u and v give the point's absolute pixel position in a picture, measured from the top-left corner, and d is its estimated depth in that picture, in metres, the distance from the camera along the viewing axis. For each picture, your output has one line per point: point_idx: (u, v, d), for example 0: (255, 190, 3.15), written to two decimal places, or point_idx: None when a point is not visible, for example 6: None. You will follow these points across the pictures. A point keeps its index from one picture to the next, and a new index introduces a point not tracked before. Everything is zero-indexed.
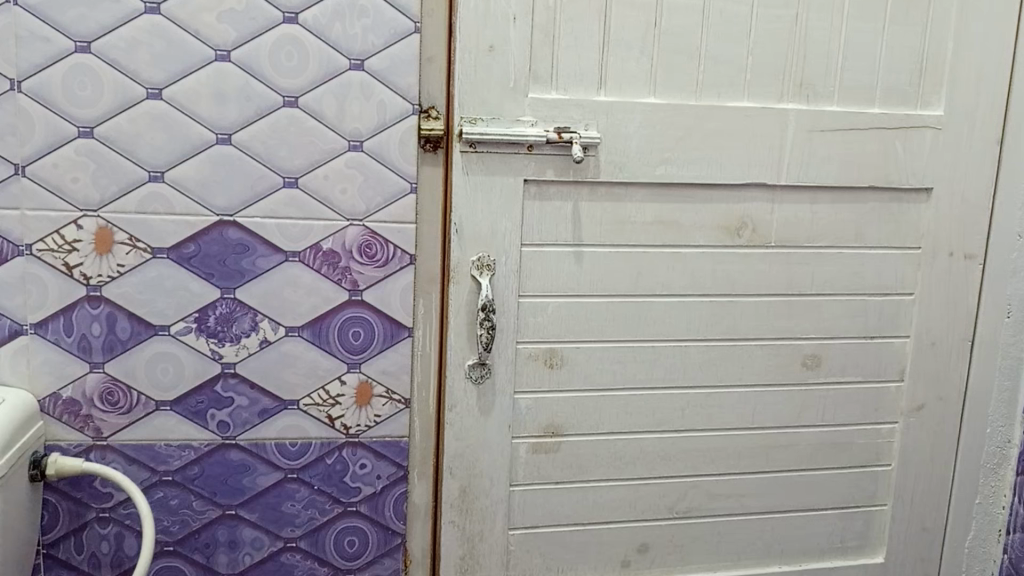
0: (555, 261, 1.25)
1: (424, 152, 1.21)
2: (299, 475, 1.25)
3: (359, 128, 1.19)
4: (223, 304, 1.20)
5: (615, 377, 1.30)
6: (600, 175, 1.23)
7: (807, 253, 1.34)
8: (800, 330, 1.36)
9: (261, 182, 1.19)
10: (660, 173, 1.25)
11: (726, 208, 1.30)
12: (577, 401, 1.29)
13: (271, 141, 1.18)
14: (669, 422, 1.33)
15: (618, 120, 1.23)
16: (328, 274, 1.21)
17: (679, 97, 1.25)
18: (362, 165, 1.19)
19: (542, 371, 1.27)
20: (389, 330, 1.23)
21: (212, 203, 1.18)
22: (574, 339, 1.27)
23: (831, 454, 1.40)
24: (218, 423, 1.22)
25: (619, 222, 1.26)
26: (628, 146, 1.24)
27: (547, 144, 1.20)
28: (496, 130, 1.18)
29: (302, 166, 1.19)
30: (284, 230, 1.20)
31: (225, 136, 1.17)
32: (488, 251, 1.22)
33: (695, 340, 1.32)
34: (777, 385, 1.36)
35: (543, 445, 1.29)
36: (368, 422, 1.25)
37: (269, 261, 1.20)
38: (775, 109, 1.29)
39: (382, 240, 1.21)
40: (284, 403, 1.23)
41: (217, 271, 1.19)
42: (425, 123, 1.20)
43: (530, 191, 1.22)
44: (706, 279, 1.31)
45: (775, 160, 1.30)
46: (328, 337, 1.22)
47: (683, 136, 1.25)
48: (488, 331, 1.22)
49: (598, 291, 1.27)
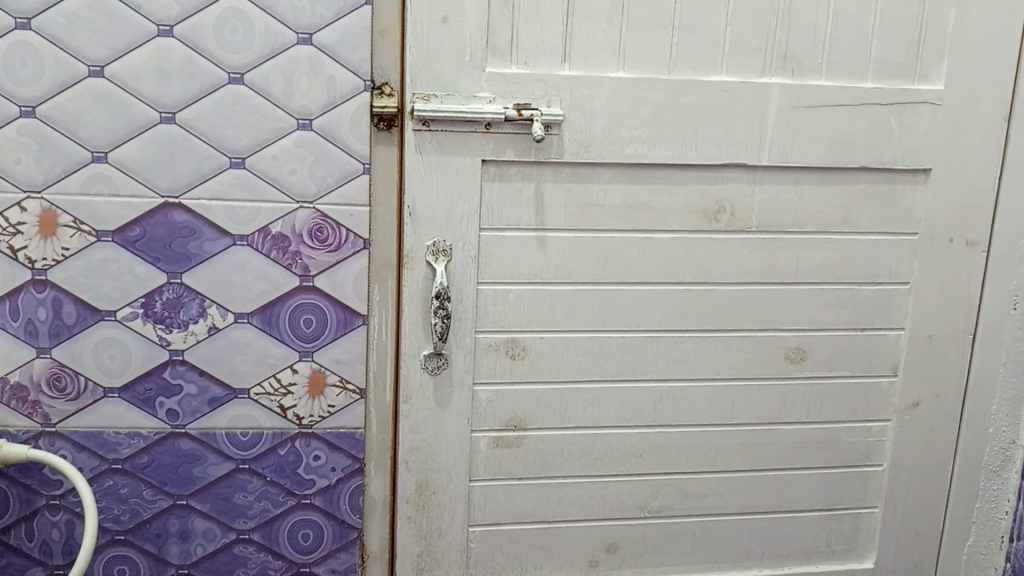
0: (516, 247, 1.18)
1: (377, 130, 1.15)
2: (251, 466, 1.21)
3: (308, 106, 1.13)
4: (170, 290, 1.15)
5: (582, 368, 1.24)
6: (564, 155, 1.16)
7: (791, 239, 1.27)
8: (782, 321, 1.29)
9: (207, 163, 1.13)
10: (629, 154, 1.18)
11: (703, 191, 1.22)
12: (541, 393, 1.23)
13: (217, 120, 1.12)
14: (640, 417, 1.27)
15: (583, 96, 1.15)
16: (278, 259, 1.16)
17: (651, 71, 1.17)
18: (312, 145, 1.14)
19: (503, 362, 1.21)
20: (343, 318, 1.18)
21: (158, 184, 1.13)
22: (538, 329, 1.21)
23: (816, 452, 1.35)
24: (167, 412, 1.18)
25: (585, 205, 1.19)
26: (594, 123, 1.16)
27: (506, 122, 1.13)
28: (451, 107, 1.11)
29: (249, 145, 1.13)
30: (232, 213, 1.14)
31: (170, 114, 1.11)
32: (444, 236, 1.16)
33: (669, 331, 1.25)
34: (757, 380, 1.30)
35: (505, 439, 1.23)
36: (322, 413, 1.20)
37: (216, 245, 1.15)
38: (756, 83, 1.20)
39: (334, 224, 1.16)
40: (234, 392, 1.19)
41: (163, 254, 1.14)
42: (378, 100, 1.13)
43: (489, 172, 1.16)
44: (681, 267, 1.24)
45: (756, 138, 1.21)
46: (279, 323, 1.18)
47: (655, 113, 1.17)
48: (443, 321, 1.16)
49: (563, 279, 1.20)
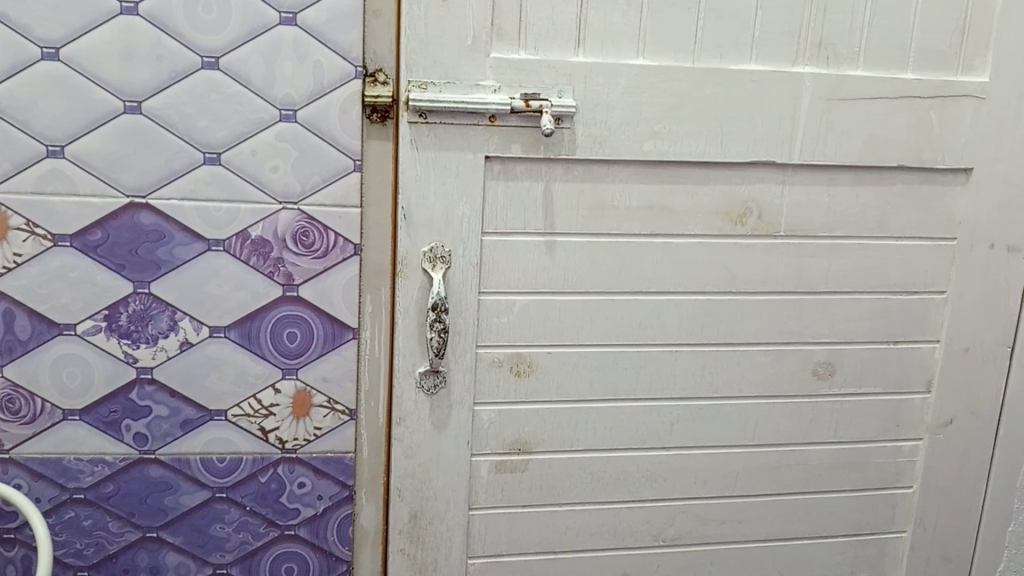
0: (522, 253, 1.07)
1: (370, 122, 1.03)
2: (229, 495, 1.09)
3: (292, 95, 1.00)
4: (137, 300, 1.03)
5: (595, 386, 1.12)
6: (577, 151, 1.04)
7: (821, 245, 1.16)
8: (810, 333, 1.19)
9: (178, 158, 1.00)
10: (648, 150, 1.06)
11: (727, 191, 1.11)
12: (549, 414, 1.12)
13: (189, 110, 0.99)
14: (657, 439, 1.16)
15: (599, 85, 1.03)
16: (259, 266, 1.04)
17: (674, 58, 1.05)
18: (297, 139, 1.02)
19: (507, 380, 1.09)
20: (331, 331, 1.07)
21: (122, 182, 1.00)
22: (546, 343, 1.10)
23: (843, 473, 1.25)
24: (134, 436, 1.06)
25: (598, 206, 1.07)
26: (610, 116, 1.04)
27: (513, 114, 1.01)
28: (451, 98, 0.99)
29: (224, 139, 1.01)
30: (206, 215, 1.02)
31: (135, 103, 0.99)
32: (442, 241, 1.04)
33: (689, 345, 1.14)
34: (783, 397, 1.20)
35: (509, 464, 1.12)
36: (307, 436, 1.09)
37: (188, 250, 1.02)
38: (788, 73, 1.09)
39: (321, 227, 1.04)
40: (209, 414, 1.07)
41: (129, 261, 1.02)
42: (371, 89, 1.01)
43: (493, 169, 1.04)
44: (703, 275, 1.13)
45: (786, 134, 1.11)
46: (260, 338, 1.06)
47: (677, 105, 1.06)
48: (440, 335, 1.04)
49: (574, 288, 1.09)
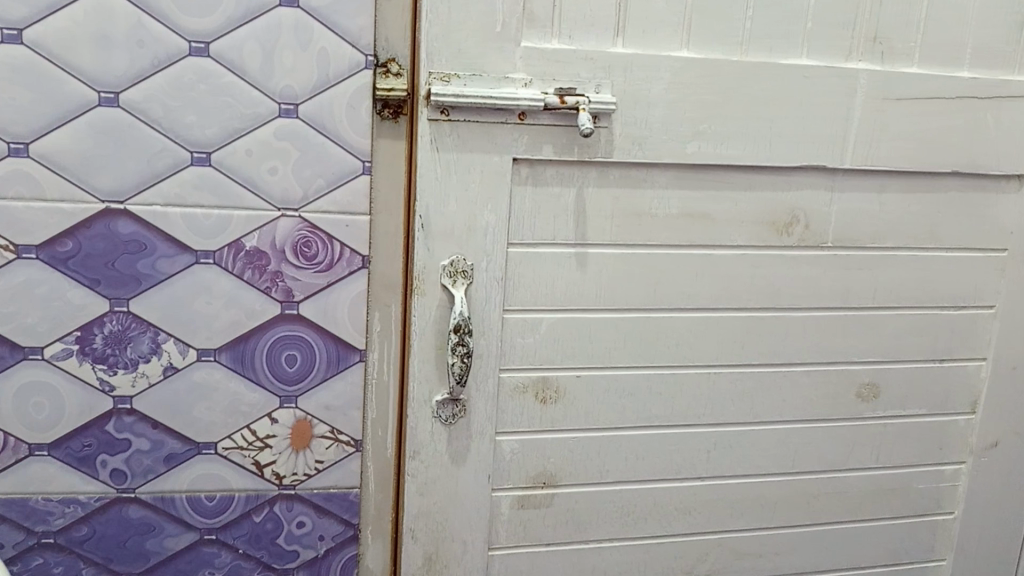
0: (551, 267, 0.96)
1: (381, 118, 0.91)
2: (219, 537, 0.97)
3: (293, 87, 0.88)
4: (114, 320, 0.90)
5: (626, 412, 1.02)
6: (613, 153, 0.94)
7: (869, 256, 1.06)
8: (856, 352, 1.09)
9: (162, 158, 0.88)
10: (690, 153, 0.96)
11: (772, 198, 1.01)
12: (575, 443, 1.01)
13: (174, 103, 0.87)
14: (691, 468, 1.06)
15: (639, 80, 0.93)
16: (254, 281, 0.92)
17: (720, 51, 0.95)
18: (298, 137, 0.89)
19: (532, 407, 0.99)
20: (335, 353, 0.95)
21: (97, 185, 0.87)
22: (574, 366, 0.99)
23: (884, 502, 1.15)
24: (111, 473, 0.94)
25: (633, 214, 0.97)
26: (650, 115, 0.94)
27: (545, 111, 0.90)
28: (477, 92, 0.88)
29: (215, 136, 0.88)
30: (194, 223, 0.89)
31: (112, 94, 0.86)
32: (464, 253, 0.93)
33: (727, 366, 1.04)
34: (825, 420, 1.10)
35: (532, 499, 1.01)
36: (307, 471, 0.97)
37: (173, 263, 0.90)
38: (840, 69, 0.99)
39: (325, 236, 0.92)
40: (196, 448, 0.94)
41: (105, 275, 0.89)
42: (383, 81, 0.90)
43: (521, 173, 0.93)
44: (744, 290, 1.02)
45: (837, 136, 1.01)
46: (254, 362, 0.93)
47: (723, 103, 0.96)
48: (462, 361, 0.92)
49: (606, 305, 0.98)
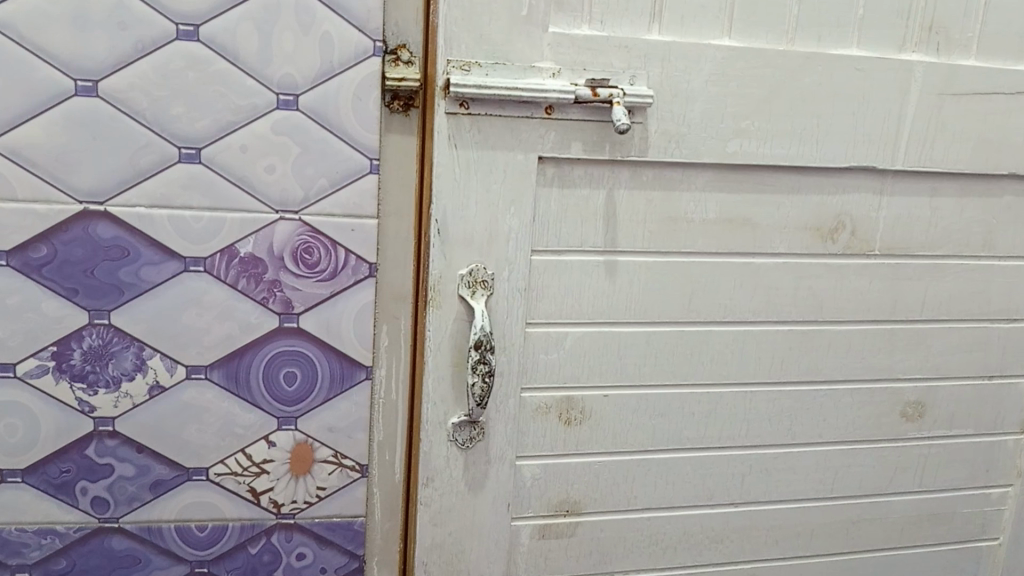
0: (578, 277, 0.87)
1: (390, 111, 0.82)
2: (212, 570, 0.89)
3: (293, 75, 0.79)
4: (94, 333, 0.81)
5: (656, 434, 0.94)
6: (648, 152, 0.85)
7: (920, 266, 0.98)
8: (903, 368, 1.00)
9: (147, 154, 0.79)
10: (731, 152, 0.88)
11: (818, 202, 0.93)
12: (601, 467, 0.93)
13: (161, 92, 0.77)
14: (724, 493, 0.98)
15: (677, 71, 0.84)
16: (249, 291, 0.83)
17: (766, 40, 0.86)
18: (299, 131, 0.80)
19: (556, 429, 0.90)
20: (339, 370, 0.86)
21: (75, 184, 0.78)
22: (601, 385, 0.91)
23: (928, 529, 1.07)
24: (92, 501, 0.85)
25: (669, 219, 0.88)
26: (689, 110, 0.85)
27: (574, 104, 0.82)
28: (500, 83, 0.80)
29: (207, 131, 0.79)
30: (182, 226, 0.80)
31: (91, 82, 0.76)
32: (484, 262, 0.85)
33: (766, 384, 0.96)
34: (868, 442, 1.02)
35: (554, 528, 0.93)
36: (307, 498, 0.88)
37: (160, 271, 0.81)
38: (895, 61, 0.90)
39: (328, 242, 0.83)
40: (186, 474, 0.86)
41: (83, 284, 0.80)
42: (392, 71, 0.81)
43: (547, 173, 0.85)
44: (786, 302, 0.94)
45: (890, 135, 0.92)
46: (249, 380, 0.85)
47: (768, 97, 0.87)
48: (484, 381, 0.84)
49: (637, 318, 0.90)
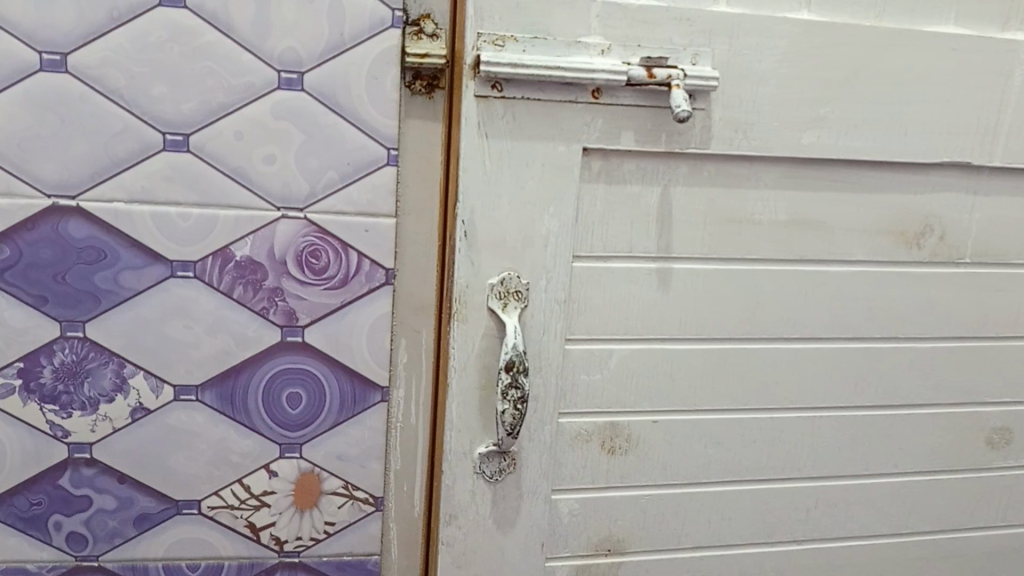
0: (627, 287, 0.76)
1: (411, 92, 0.71)
2: None
3: (296, 48, 0.67)
4: (66, 348, 0.70)
5: (711, 465, 0.83)
6: (711, 142, 0.74)
7: (1015, 275, 0.85)
8: (989, 391, 0.88)
9: (126, 140, 0.67)
10: (806, 144, 0.76)
11: (902, 202, 0.80)
12: (648, 502, 0.82)
13: (141, 68, 0.66)
14: (786, 531, 0.87)
15: (746, 50, 0.72)
16: (246, 300, 0.72)
17: (848, 14, 0.74)
18: (304, 115, 0.69)
19: (597, 458, 0.80)
20: (349, 391, 0.75)
21: (42, 175, 0.67)
22: (650, 410, 0.80)
23: (1010, 567, 0.95)
24: (67, 537, 0.74)
25: (732, 221, 0.77)
26: (758, 95, 0.73)
27: (626, 87, 0.71)
28: (540, 61, 0.68)
29: (197, 114, 0.68)
30: (168, 225, 0.69)
31: (58, 55, 0.65)
32: (518, 270, 0.74)
33: (835, 409, 0.85)
34: (947, 472, 0.90)
35: (594, 569, 0.83)
36: (313, 534, 0.78)
37: (142, 277, 0.70)
38: (998, 39, 0.77)
39: (338, 245, 0.72)
40: (174, 507, 0.75)
41: (54, 291, 0.69)
42: (414, 45, 0.69)
43: (593, 167, 0.74)
44: (860, 316, 0.82)
45: (988, 125, 0.79)
46: (247, 402, 0.74)
47: (850, 81, 0.75)
48: (515, 408, 0.73)
49: (693, 334, 0.79)
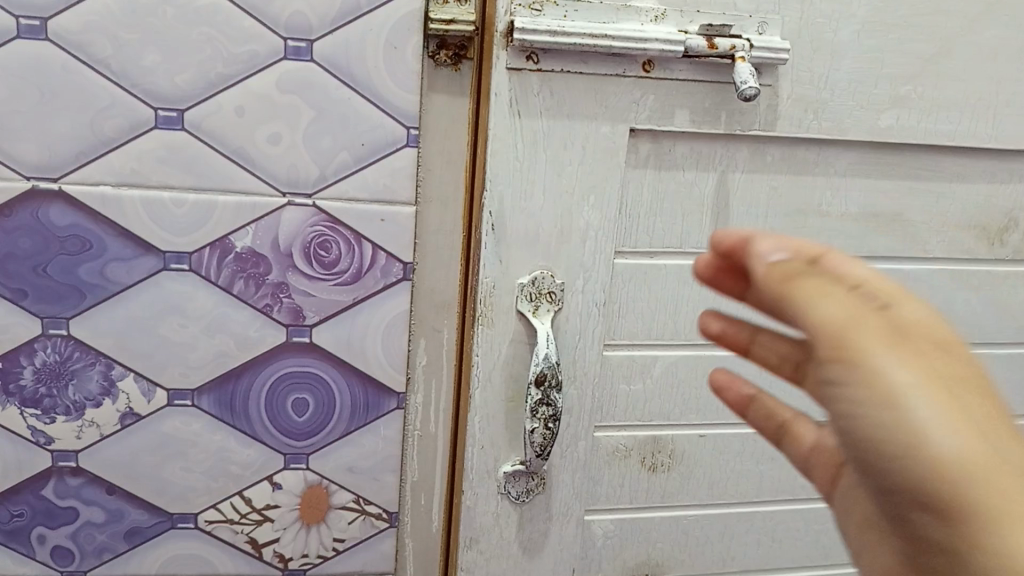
0: (676, 287, 0.68)
1: (435, 64, 0.62)
2: None
3: (306, 12, 0.58)
4: (48, 348, 0.63)
5: (763, 483, 0.76)
6: (777, 123, 0.65)
7: None
8: None
9: (112, 116, 0.59)
10: (884, 127, 0.67)
11: (988, 194, 0.71)
12: (692, 523, 0.75)
13: (130, 35, 0.57)
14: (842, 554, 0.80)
15: (821, 18, 0.63)
16: (247, 296, 0.64)
17: None
18: (313, 89, 0.60)
19: (637, 477, 0.73)
20: (361, 399, 0.68)
21: (20, 156, 0.59)
22: (697, 422, 0.72)
23: None
24: (52, 552, 0.68)
25: (797, 214, 0.69)
26: (833, 70, 0.64)
27: (682, 59, 0.62)
28: (584, 28, 0.59)
29: (192, 87, 0.59)
30: (160, 212, 0.61)
31: (37, 20, 0.56)
32: (552, 268, 0.66)
33: None
34: None
35: None
36: (321, 552, 0.71)
37: (132, 269, 0.62)
38: None
39: (350, 236, 0.64)
40: (169, 521, 0.68)
41: (35, 285, 0.61)
42: (440, 10, 0.60)
43: (641, 152, 0.65)
44: None
45: None
46: (248, 408, 0.67)
47: (939, 54, 0.65)
48: (546, 427, 0.65)
49: None
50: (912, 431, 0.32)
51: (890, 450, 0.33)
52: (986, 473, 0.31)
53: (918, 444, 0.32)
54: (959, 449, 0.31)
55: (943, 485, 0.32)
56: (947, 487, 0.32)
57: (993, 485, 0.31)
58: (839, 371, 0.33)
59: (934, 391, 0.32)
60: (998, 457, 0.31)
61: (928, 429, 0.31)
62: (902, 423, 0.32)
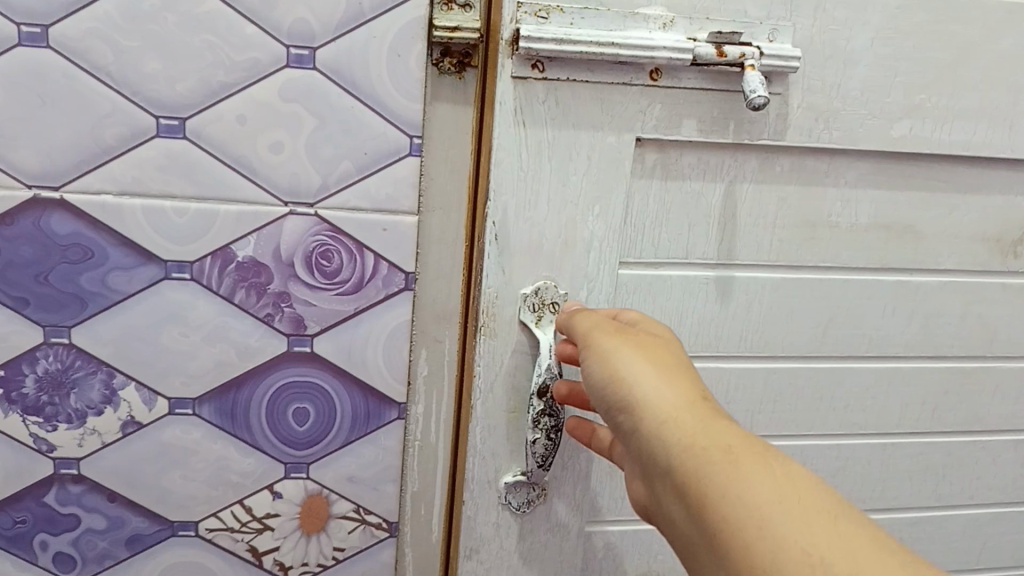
0: (681, 299, 0.68)
1: (439, 72, 0.61)
2: None
3: (308, 20, 0.58)
4: (50, 356, 0.63)
5: None
6: (787, 133, 0.64)
7: None
8: None
9: (113, 125, 0.59)
10: (897, 137, 0.65)
11: (1003, 206, 0.70)
12: None
13: (131, 43, 0.57)
14: None
15: (835, 26, 0.61)
16: (248, 305, 0.64)
17: None
18: (315, 98, 0.60)
19: None
20: (363, 409, 0.67)
21: (22, 164, 0.59)
22: None
23: None
24: (53, 558, 0.68)
25: (805, 226, 0.67)
26: (846, 79, 0.63)
27: (691, 66, 0.60)
28: (590, 37, 0.58)
29: (194, 95, 0.59)
30: (162, 221, 0.61)
31: (38, 28, 0.56)
32: (556, 279, 0.65)
33: (911, 434, 0.76)
34: None
35: None
36: (321, 560, 0.71)
37: (133, 278, 0.62)
38: None
39: (352, 246, 0.63)
40: (170, 528, 0.68)
41: (36, 293, 0.61)
42: (444, 17, 0.59)
43: (647, 162, 0.64)
44: (947, 333, 0.73)
45: None
46: (249, 418, 0.66)
47: (956, 63, 0.64)
48: (547, 439, 0.65)
49: (753, 352, 0.70)
50: (618, 386, 0.46)
51: (619, 420, 0.45)
52: (668, 409, 0.43)
53: (627, 399, 0.45)
54: (645, 390, 0.44)
55: (644, 426, 0.43)
56: (639, 422, 0.43)
57: (675, 421, 0.42)
58: (584, 352, 0.51)
59: (628, 355, 0.47)
60: (682, 403, 0.43)
61: (622, 375, 0.46)
62: (612, 380, 0.46)
